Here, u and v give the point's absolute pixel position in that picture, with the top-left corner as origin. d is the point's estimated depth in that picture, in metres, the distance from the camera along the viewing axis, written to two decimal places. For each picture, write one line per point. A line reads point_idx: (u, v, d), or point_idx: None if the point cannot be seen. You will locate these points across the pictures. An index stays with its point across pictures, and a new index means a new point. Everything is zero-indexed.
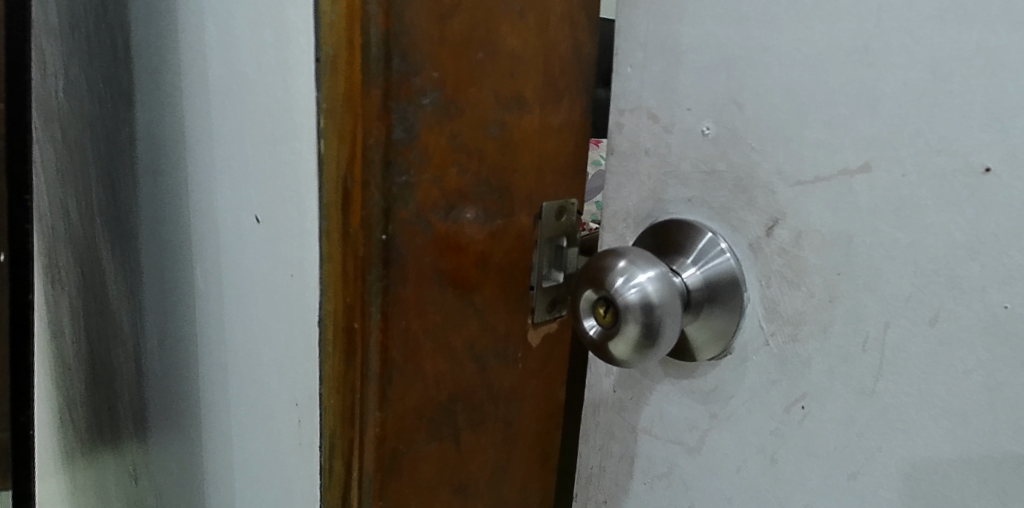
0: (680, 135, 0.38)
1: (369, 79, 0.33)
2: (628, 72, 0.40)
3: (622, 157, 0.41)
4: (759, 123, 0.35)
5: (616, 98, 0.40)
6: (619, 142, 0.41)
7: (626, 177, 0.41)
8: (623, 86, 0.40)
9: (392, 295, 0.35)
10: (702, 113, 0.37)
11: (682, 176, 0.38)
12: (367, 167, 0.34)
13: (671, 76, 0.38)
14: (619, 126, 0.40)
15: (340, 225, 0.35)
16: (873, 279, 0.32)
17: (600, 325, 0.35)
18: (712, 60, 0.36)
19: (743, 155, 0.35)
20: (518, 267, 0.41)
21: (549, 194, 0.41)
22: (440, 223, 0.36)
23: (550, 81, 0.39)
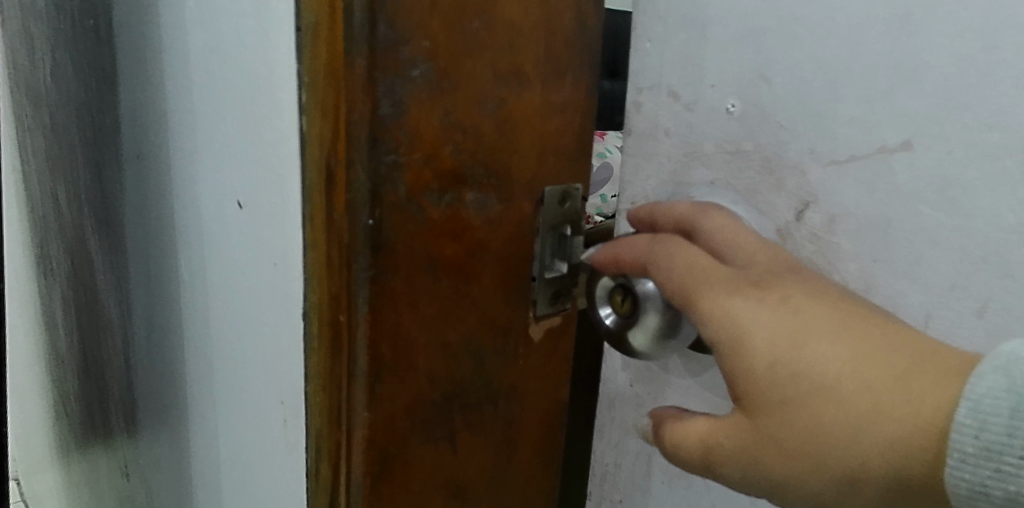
0: (703, 112, 0.37)
1: (352, 47, 0.30)
2: (647, 46, 0.39)
3: (638, 138, 0.40)
4: (789, 99, 0.34)
5: (633, 75, 0.40)
6: (637, 121, 0.40)
7: (643, 159, 0.40)
8: (642, 63, 0.39)
9: (381, 285, 0.33)
10: (725, 90, 0.36)
11: (705, 157, 0.37)
12: (351, 145, 0.31)
13: (693, 51, 0.37)
14: (637, 105, 0.40)
15: (324, 209, 0.32)
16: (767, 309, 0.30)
17: (617, 314, 0.37)
18: (736, 32, 0.35)
19: (771, 134, 0.35)
20: (518, 256, 0.38)
21: (552, 177, 0.39)
22: (433, 208, 0.33)
23: (553, 56, 0.36)
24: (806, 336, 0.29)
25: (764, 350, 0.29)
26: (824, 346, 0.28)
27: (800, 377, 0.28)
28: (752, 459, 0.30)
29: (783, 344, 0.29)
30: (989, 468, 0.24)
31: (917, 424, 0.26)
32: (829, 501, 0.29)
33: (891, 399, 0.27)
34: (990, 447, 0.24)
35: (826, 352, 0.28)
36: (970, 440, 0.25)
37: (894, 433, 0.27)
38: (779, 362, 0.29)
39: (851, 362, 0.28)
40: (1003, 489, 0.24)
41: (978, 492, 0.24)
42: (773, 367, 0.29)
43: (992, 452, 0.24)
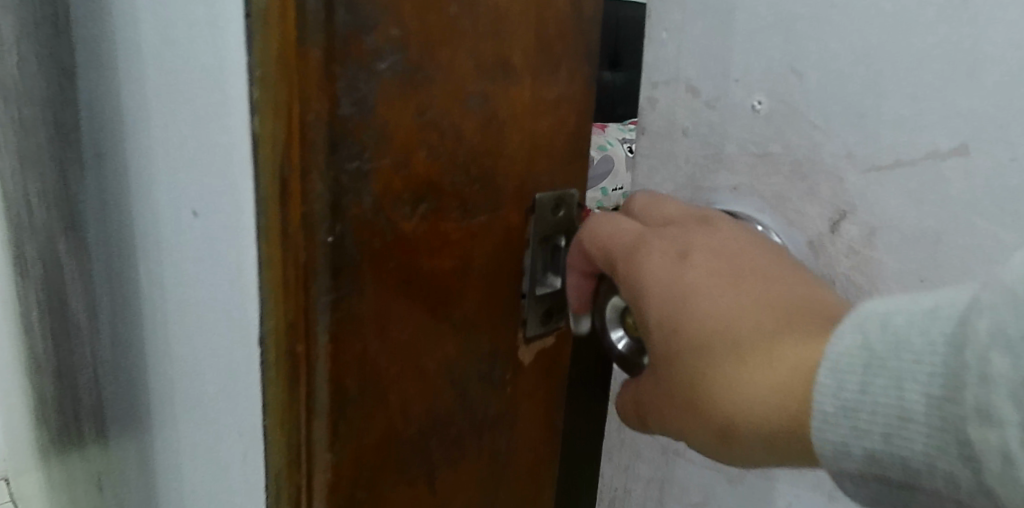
0: (720, 110, 0.36)
1: (306, 35, 0.25)
2: (663, 36, 0.37)
3: (659, 131, 0.39)
4: (824, 95, 0.33)
5: (648, 69, 0.38)
6: (652, 119, 0.39)
7: (660, 161, 0.39)
8: (657, 55, 0.38)
9: (345, 310, 0.28)
10: (749, 89, 0.35)
11: (730, 160, 0.36)
12: (307, 149, 0.26)
13: (721, 42, 0.35)
14: (652, 101, 0.39)
15: (279, 222, 0.28)
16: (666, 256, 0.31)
17: (631, 337, 0.35)
18: (766, 23, 0.34)
19: (804, 133, 0.34)
20: (504, 272, 0.34)
21: (545, 182, 0.34)
22: (405, 220, 0.29)
23: (545, 46, 0.32)
24: (690, 292, 0.29)
25: (653, 299, 0.30)
26: (709, 302, 0.29)
27: (682, 334, 0.29)
28: (662, 414, 0.30)
29: (670, 300, 0.30)
30: (848, 427, 0.24)
31: (777, 381, 0.26)
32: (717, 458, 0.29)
33: (755, 356, 0.27)
34: (847, 407, 0.24)
35: (704, 309, 0.28)
36: (827, 402, 0.24)
37: (759, 393, 0.26)
38: (666, 319, 0.29)
39: (727, 316, 0.28)
40: (863, 449, 0.24)
41: (840, 449, 0.24)
42: (660, 322, 0.30)
43: (850, 413, 0.24)
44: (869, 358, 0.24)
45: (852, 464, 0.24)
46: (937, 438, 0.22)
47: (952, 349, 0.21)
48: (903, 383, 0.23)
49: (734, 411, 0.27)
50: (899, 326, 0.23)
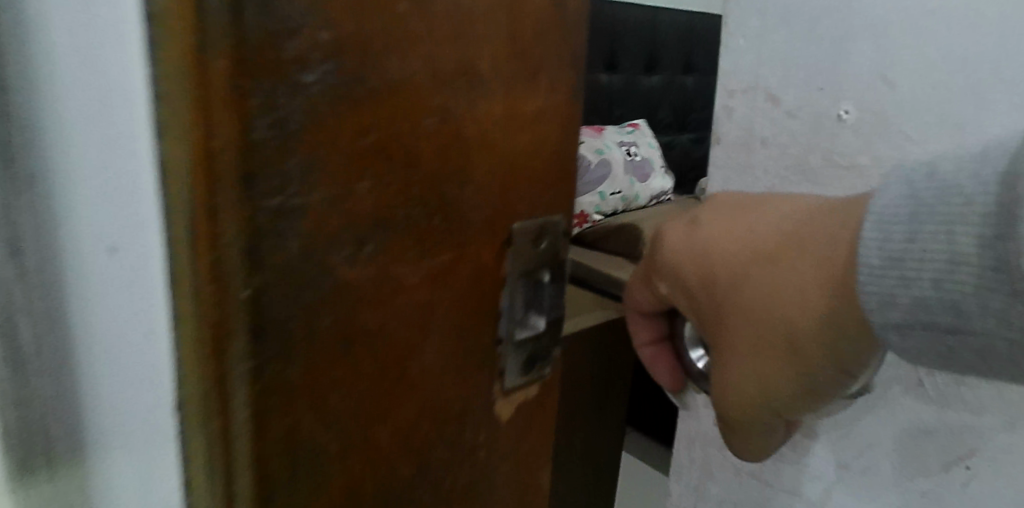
0: (811, 118, 0.48)
1: (207, 42, 0.20)
2: (740, 42, 0.51)
3: (739, 140, 0.52)
4: (911, 96, 0.44)
5: (725, 81, 0.53)
6: (729, 125, 0.53)
7: (738, 165, 0.53)
8: (735, 69, 0.52)
9: (273, 378, 0.23)
10: (839, 101, 0.47)
11: (811, 166, 0.49)
12: (214, 183, 0.21)
13: (794, 59, 0.49)
14: (729, 109, 0.53)
15: (182, 274, 0.22)
16: (688, 233, 0.40)
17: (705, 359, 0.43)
18: (839, 32, 0.46)
19: (888, 133, 0.45)
20: (472, 319, 0.29)
21: (525, 211, 0.29)
22: (347, 266, 0.24)
23: (521, 50, 0.27)
24: (713, 240, 0.39)
25: (691, 260, 0.39)
26: (725, 237, 0.38)
27: (720, 271, 0.38)
28: (724, 347, 0.37)
29: (700, 254, 0.39)
30: (894, 277, 0.30)
31: (806, 279, 0.34)
32: (782, 374, 0.35)
33: (780, 270, 0.35)
34: (893, 257, 0.30)
35: (728, 247, 0.38)
36: (871, 255, 0.30)
37: (794, 292, 0.34)
38: (707, 268, 0.38)
39: (745, 251, 0.37)
40: (910, 296, 0.29)
41: (889, 298, 0.30)
42: (703, 273, 0.38)
43: (897, 262, 0.30)
44: (914, 205, 0.30)
45: (903, 314, 0.30)
46: (984, 265, 0.27)
47: (976, 169, 0.28)
48: (953, 227, 0.28)
49: (777, 316, 0.35)
50: (943, 175, 0.30)
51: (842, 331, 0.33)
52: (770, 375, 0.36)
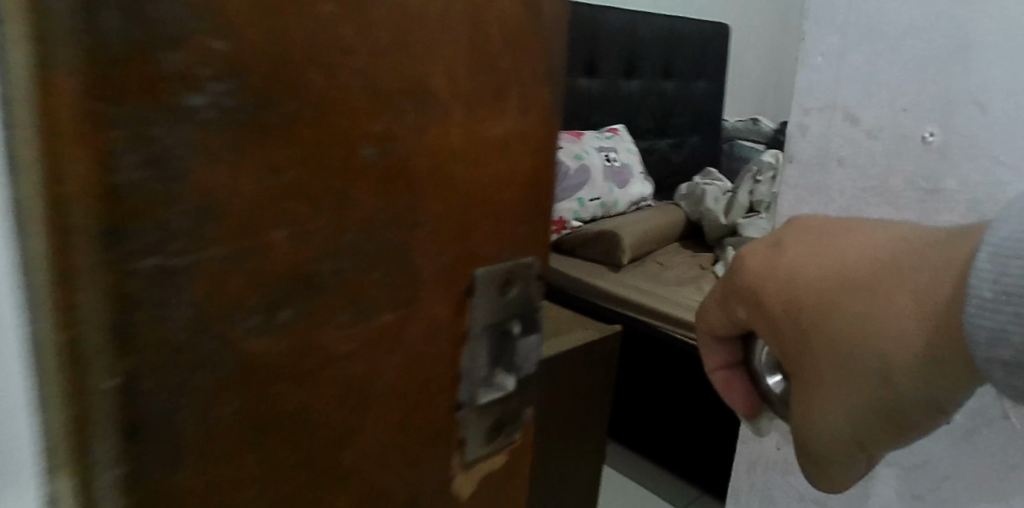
0: (894, 138, 0.42)
1: (55, 57, 0.14)
2: (818, 57, 0.44)
3: (813, 162, 0.45)
4: (1011, 116, 0.38)
5: (801, 96, 0.45)
6: (801, 144, 0.46)
7: (809, 189, 0.46)
8: (814, 79, 0.45)
9: (155, 489, 0.18)
10: (923, 122, 0.41)
11: (894, 193, 0.42)
12: (66, 246, 0.16)
13: (878, 68, 0.42)
14: (803, 127, 0.46)
15: (39, 359, 0.17)
16: (766, 252, 0.33)
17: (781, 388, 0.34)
18: (932, 42, 0.40)
19: (981, 155, 0.39)
20: (425, 386, 0.24)
21: (490, 253, 0.24)
22: (255, 339, 0.19)
23: (484, 63, 0.22)
24: (797, 259, 0.32)
25: (767, 281, 0.32)
26: (814, 270, 0.31)
27: (802, 293, 0.31)
28: (806, 380, 0.30)
29: (778, 274, 0.32)
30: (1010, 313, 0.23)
31: (906, 298, 0.28)
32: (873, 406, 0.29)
33: (876, 291, 0.29)
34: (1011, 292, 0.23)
35: (818, 268, 0.31)
36: (985, 287, 0.24)
37: (889, 316, 0.28)
38: (787, 291, 0.31)
39: (836, 275, 0.30)
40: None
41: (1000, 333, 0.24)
42: (779, 299, 0.31)
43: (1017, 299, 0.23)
44: None
45: (1017, 352, 0.24)
46: None
47: None
48: None
49: (873, 336, 0.29)
50: None
51: (941, 365, 0.27)
52: (853, 407, 0.29)
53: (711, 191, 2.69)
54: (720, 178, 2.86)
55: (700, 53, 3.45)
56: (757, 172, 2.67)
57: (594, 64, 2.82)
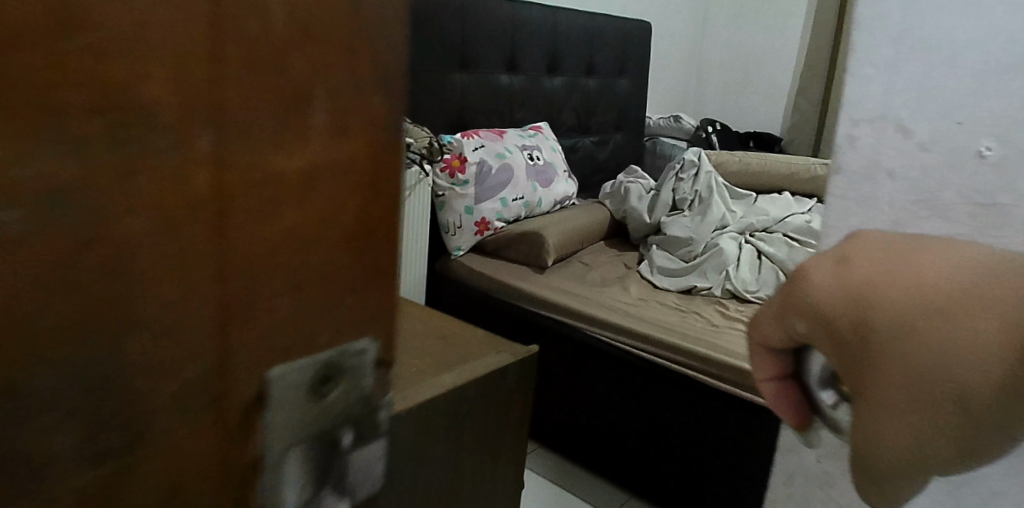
0: (947, 149, 0.57)
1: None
2: (872, 66, 0.59)
3: (863, 167, 0.61)
4: None
5: (851, 107, 0.61)
6: (854, 150, 0.62)
7: (860, 195, 0.62)
8: (859, 94, 0.61)
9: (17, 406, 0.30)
10: (980, 137, 0.55)
11: (947, 204, 0.57)
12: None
13: (925, 75, 0.57)
14: (854, 133, 0.61)
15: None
16: (899, 288, 0.41)
17: (836, 399, 0.49)
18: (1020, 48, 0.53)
19: None
20: (242, 352, 0.36)
21: (295, 268, 0.37)
22: (90, 322, 0.31)
23: (261, 141, 0.34)
24: (870, 301, 0.41)
25: (885, 311, 0.40)
26: (887, 281, 0.42)
27: (909, 345, 0.39)
28: (880, 414, 0.39)
29: (882, 311, 0.41)
30: None
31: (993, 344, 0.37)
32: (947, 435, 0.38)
33: (963, 323, 0.38)
34: None
35: (891, 298, 0.41)
36: None
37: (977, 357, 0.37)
38: (898, 324, 0.40)
39: (911, 307, 0.40)
40: None
41: None
42: (879, 318, 0.41)
43: None
44: None
45: None
46: None
47: None
48: None
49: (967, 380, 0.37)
50: None
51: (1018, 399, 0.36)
52: (928, 446, 0.38)
53: (635, 189, 2.72)
54: (644, 175, 2.84)
55: (624, 46, 3.43)
56: (679, 171, 2.64)
57: (515, 62, 2.83)
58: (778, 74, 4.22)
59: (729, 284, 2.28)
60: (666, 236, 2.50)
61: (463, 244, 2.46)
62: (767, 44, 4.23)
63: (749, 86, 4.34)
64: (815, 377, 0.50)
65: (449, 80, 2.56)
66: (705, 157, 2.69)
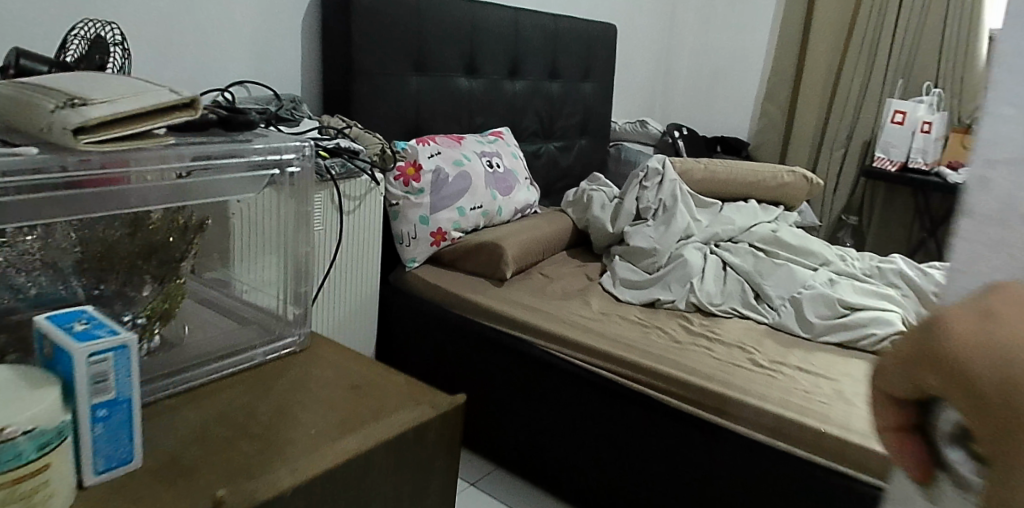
0: None
1: None
2: (1007, 112, 0.50)
3: (994, 212, 0.50)
4: None
5: (982, 149, 0.51)
6: (980, 191, 0.51)
7: (985, 245, 0.51)
8: (993, 134, 0.50)
9: None
10: None
11: None
12: None
13: None
14: (983, 179, 0.51)
15: None
16: None
17: (965, 458, 0.48)
18: None
19: None
20: None
21: None
22: None
23: None
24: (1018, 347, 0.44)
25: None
26: None
27: None
28: None
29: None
30: None
31: None
32: None
33: None
34: None
35: None
36: None
37: None
38: None
39: None
40: None
41: None
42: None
43: None
44: None
45: None
46: None
47: None
48: None
49: None
50: None
51: None
52: None
53: (597, 197, 2.63)
54: (607, 183, 2.75)
55: (588, 49, 3.34)
56: (643, 179, 2.56)
57: (474, 65, 2.73)
58: (745, 78, 4.16)
59: (693, 296, 2.20)
60: (629, 246, 2.41)
61: (418, 256, 2.34)
62: (734, 47, 4.18)
63: (716, 90, 4.28)
64: (943, 433, 0.49)
65: (403, 84, 2.45)
66: (669, 164, 2.60)
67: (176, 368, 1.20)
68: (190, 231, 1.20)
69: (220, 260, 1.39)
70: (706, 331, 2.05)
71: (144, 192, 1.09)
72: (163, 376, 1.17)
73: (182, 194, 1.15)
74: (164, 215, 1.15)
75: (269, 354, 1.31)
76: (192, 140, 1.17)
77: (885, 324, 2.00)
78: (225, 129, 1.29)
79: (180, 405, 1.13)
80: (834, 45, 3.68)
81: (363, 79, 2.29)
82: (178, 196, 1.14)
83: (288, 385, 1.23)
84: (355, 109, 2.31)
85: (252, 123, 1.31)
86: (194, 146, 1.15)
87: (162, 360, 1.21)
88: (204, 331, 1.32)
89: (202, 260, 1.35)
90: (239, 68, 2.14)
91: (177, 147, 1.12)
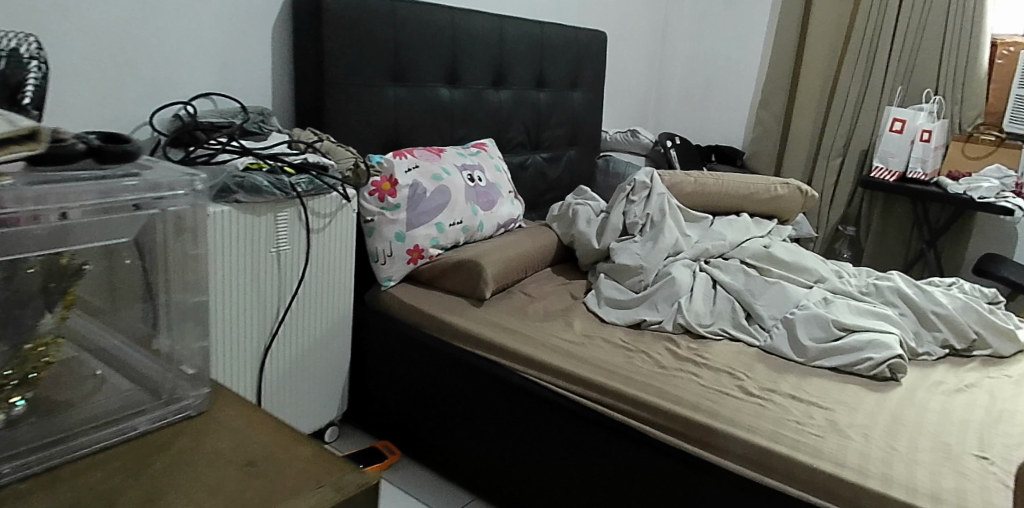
0: None
1: None
2: None
3: None
4: None
5: None
6: None
7: None
8: None
9: None
10: None
11: None
12: None
13: None
14: None
15: None
16: None
17: None
18: None
19: None
20: None
21: None
22: None
23: None
24: None
25: None
26: None
27: None
28: None
29: None
30: None
31: None
32: None
33: None
34: None
35: None
36: None
37: None
38: None
39: None
40: None
41: None
42: None
43: None
44: None
45: None
46: None
47: None
48: None
49: None
50: None
51: None
52: None
53: (583, 212, 2.53)
54: (594, 196, 2.65)
55: (577, 57, 3.25)
56: (629, 193, 2.46)
57: (456, 75, 2.64)
58: (740, 85, 4.06)
59: (681, 317, 2.09)
60: (615, 263, 2.31)
61: (394, 274, 2.24)
62: (727, 55, 4.08)
63: (711, 98, 4.18)
64: None
65: (379, 95, 2.35)
66: (658, 176, 2.50)
67: (45, 440, 1.10)
68: (68, 276, 1.15)
69: (178, 284, 1.33)
70: (693, 356, 1.94)
71: (27, 238, 1.07)
72: (30, 449, 1.08)
73: (61, 236, 1.11)
74: (44, 258, 1.11)
75: (155, 422, 1.21)
76: (44, 175, 1.10)
77: (883, 347, 1.89)
78: (98, 161, 1.19)
79: (39, 488, 1.04)
80: (831, 52, 3.58)
81: (336, 89, 2.19)
82: (55, 241, 1.11)
83: (167, 466, 1.12)
84: (328, 121, 2.20)
85: (130, 153, 1.22)
86: (54, 186, 1.08)
87: (30, 431, 1.11)
88: (100, 391, 1.22)
89: (152, 282, 1.31)
90: (203, 79, 2.04)
91: (35, 185, 1.06)
